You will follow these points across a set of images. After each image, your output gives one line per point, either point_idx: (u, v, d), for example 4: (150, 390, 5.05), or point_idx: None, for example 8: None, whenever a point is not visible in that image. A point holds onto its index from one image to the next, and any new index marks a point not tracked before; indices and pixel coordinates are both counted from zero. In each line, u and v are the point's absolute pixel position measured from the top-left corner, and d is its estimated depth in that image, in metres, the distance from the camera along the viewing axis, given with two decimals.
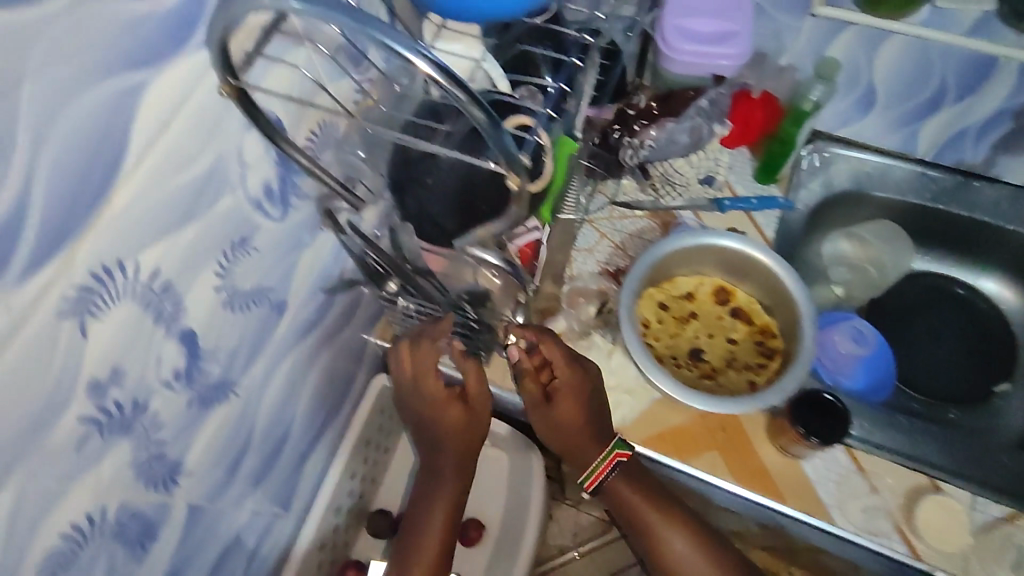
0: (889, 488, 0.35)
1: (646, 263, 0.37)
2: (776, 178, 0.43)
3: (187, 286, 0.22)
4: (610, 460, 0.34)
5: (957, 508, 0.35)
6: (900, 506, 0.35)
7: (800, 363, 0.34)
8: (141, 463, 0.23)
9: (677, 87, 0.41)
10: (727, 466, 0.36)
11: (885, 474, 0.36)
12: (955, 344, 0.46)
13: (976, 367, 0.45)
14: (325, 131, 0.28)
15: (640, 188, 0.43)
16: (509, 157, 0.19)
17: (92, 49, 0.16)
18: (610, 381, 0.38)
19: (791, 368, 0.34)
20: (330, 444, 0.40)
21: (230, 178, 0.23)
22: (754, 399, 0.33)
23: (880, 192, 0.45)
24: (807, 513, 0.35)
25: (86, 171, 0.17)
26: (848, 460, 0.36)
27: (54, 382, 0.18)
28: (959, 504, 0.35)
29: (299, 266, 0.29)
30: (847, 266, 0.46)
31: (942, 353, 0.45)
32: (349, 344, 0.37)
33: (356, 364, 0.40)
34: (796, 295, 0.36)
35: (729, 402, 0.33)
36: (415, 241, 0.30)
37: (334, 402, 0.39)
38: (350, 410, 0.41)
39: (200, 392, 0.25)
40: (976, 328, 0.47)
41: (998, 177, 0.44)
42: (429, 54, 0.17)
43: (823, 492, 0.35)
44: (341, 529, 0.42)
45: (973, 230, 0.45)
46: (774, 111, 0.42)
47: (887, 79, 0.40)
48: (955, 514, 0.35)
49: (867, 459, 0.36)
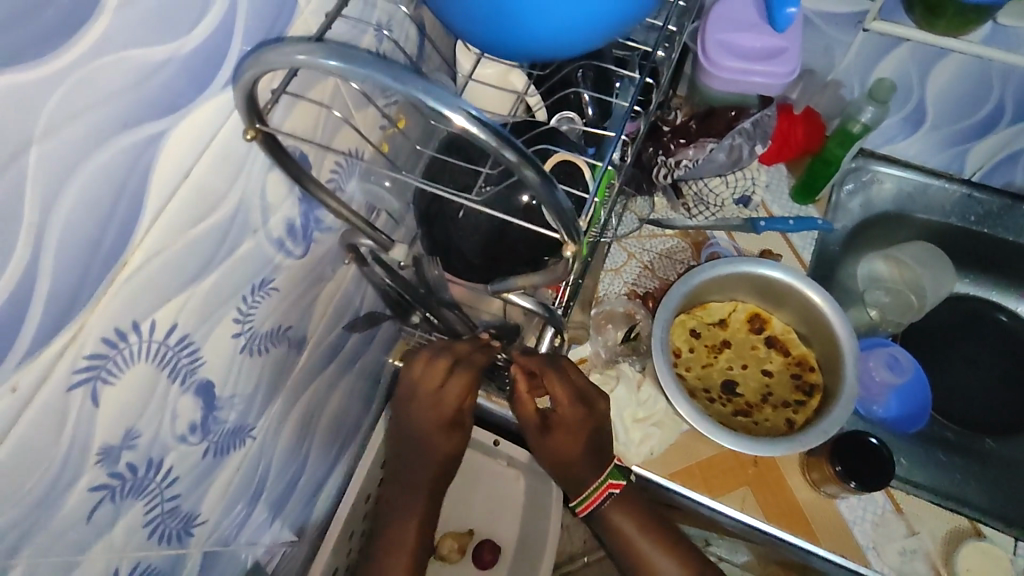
0: (927, 530, 0.34)
1: (681, 290, 0.35)
2: (814, 200, 0.42)
3: (205, 336, 0.21)
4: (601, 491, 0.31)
5: (998, 554, 0.33)
6: (939, 549, 0.33)
7: (845, 400, 0.32)
8: (155, 520, 0.22)
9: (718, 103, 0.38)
10: (758, 502, 0.34)
11: (924, 515, 0.34)
12: (994, 372, 0.44)
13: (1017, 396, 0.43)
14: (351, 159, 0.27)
15: (671, 206, 0.41)
16: (564, 217, 0.18)
17: (108, 104, 0.15)
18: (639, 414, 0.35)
19: (836, 406, 0.32)
20: (346, 468, 0.39)
21: (252, 221, 0.21)
22: (797, 440, 0.31)
23: (923, 214, 0.43)
24: (842, 556, 0.33)
25: (99, 235, 0.16)
26: (886, 500, 0.34)
27: (65, 454, 0.17)
28: (1001, 549, 0.34)
29: (319, 300, 0.28)
30: (885, 290, 0.43)
31: (980, 382, 0.44)
32: (367, 369, 0.36)
33: (374, 387, 0.38)
34: (839, 327, 0.34)
35: (770, 443, 0.31)
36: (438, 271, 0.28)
37: (350, 427, 0.37)
38: (367, 432, 0.40)
39: (217, 441, 0.24)
40: (1014, 355, 0.45)
41: None
42: (471, 110, 0.16)
43: (859, 533, 0.33)
44: None
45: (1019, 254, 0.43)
46: (815, 130, 0.40)
47: (939, 98, 0.38)
48: (996, 559, 0.33)
49: (905, 499, 0.34)
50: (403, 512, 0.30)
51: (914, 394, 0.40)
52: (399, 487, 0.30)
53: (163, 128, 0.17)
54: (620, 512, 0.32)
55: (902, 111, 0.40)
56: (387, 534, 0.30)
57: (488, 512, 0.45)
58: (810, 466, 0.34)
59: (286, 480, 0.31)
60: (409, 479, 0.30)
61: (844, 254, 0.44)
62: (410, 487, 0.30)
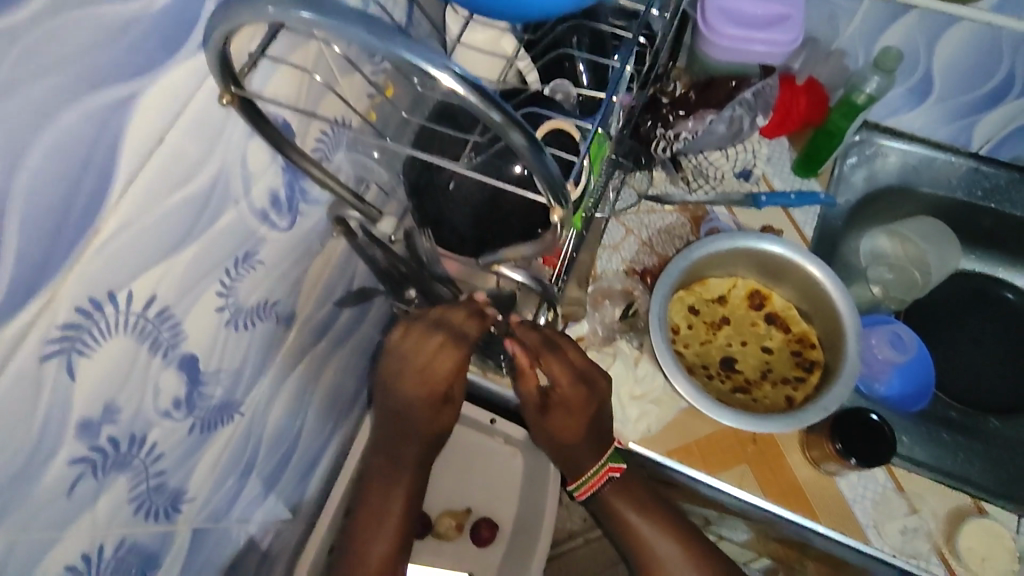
0: (929, 509, 0.33)
1: (679, 266, 0.34)
2: (818, 173, 0.41)
3: (187, 309, 0.20)
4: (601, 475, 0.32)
5: (1002, 532, 0.33)
6: (941, 527, 0.33)
7: (845, 377, 0.32)
8: (141, 496, 0.21)
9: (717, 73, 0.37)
10: (757, 480, 0.34)
11: (925, 494, 0.33)
12: (998, 351, 0.44)
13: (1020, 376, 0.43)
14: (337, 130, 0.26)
15: (670, 180, 0.40)
16: (552, 184, 0.17)
17: (73, 62, 0.14)
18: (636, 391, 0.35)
19: (835, 383, 0.32)
20: (341, 447, 0.39)
21: (233, 191, 0.21)
22: (794, 418, 0.31)
23: (928, 188, 0.42)
24: (842, 534, 0.32)
25: (68, 200, 0.15)
26: (887, 478, 0.34)
27: (40, 427, 0.17)
28: (1003, 527, 0.33)
29: (308, 275, 0.27)
30: (888, 266, 0.43)
31: (984, 361, 0.43)
32: (360, 346, 0.36)
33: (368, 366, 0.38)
34: (840, 303, 0.34)
35: (767, 420, 0.31)
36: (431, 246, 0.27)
37: (344, 405, 0.37)
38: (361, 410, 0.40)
39: (203, 417, 0.23)
40: (1018, 333, 0.44)
41: None
42: (458, 69, 0.15)
43: (859, 511, 0.33)
44: None
45: None
46: (818, 99, 0.39)
47: (946, 68, 0.37)
48: (999, 537, 0.33)
49: (906, 477, 0.34)
50: (390, 484, 0.30)
51: (917, 374, 0.39)
52: (388, 458, 0.30)
53: (135, 90, 0.16)
54: (617, 491, 0.33)
55: (908, 82, 0.39)
56: (374, 507, 0.31)
57: (484, 490, 0.45)
58: (810, 444, 0.33)
59: (277, 457, 0.30)
60: (396, 452, 0.30)
61: (845, 230, 0.43)
62: (398, 457, 0.30)
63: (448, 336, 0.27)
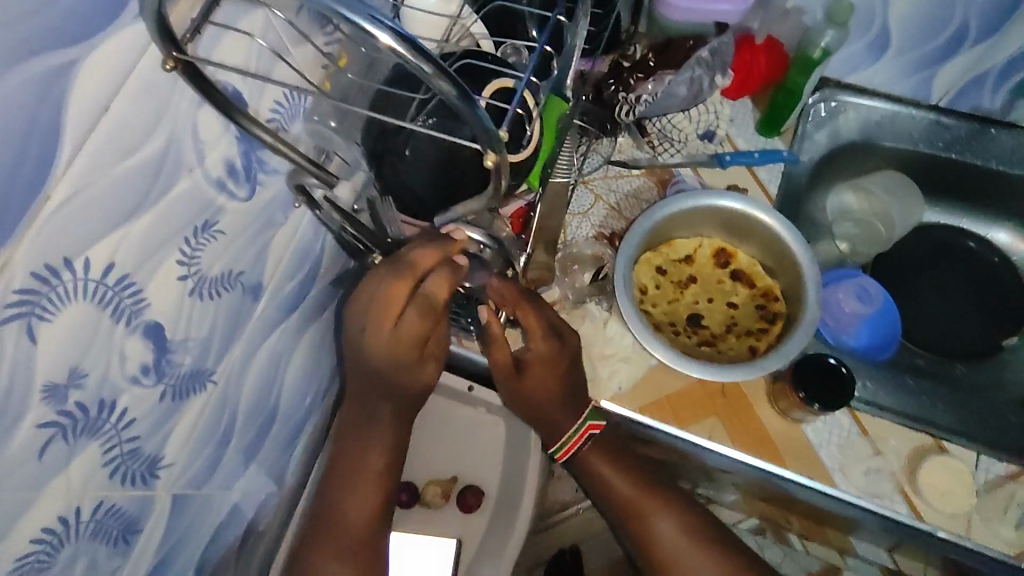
0: (892, 450, 0.34)
1: (643, 226, 0.35)
2: (780, 131, 0.41)
3: (147, 275, 0.21)
4: (582, 433, 0.33)
5: (962, 469, 0.34)
6: (903, 467, 0.34)
7: (805, 326, 0.33)
8: (115, 461, 0.22)
9: (677, 36, 0.38)
10: (727, 430, 0.34)
11: (888, 436, 0.35)
12: (964, 300, 0.44)
13: (986, 323, 0.44)
14: (293, 100, 0.26)
15: (636, 145, 0.41)
16: (487, 133, 0.17)
17: (11, 27, 0.15)
18: (607, 350, 0.36)
19: (796, 332, 0.33)
20: (324, 419, 0.39)
21: (186, 159, 0.21)
22: (756, 366, 0.32)
23: (891, 143, 0.43)
24: (809, 477, 0.34)
25: (15, 165, 0.16)
26: (850, 422, 0.35)
27: (6, 387, 0.17)
28: (965, 465, 0.34)
29: (273, 245, 0.28)
30: (853, 221, 0.44)
31: (950, 310, 0.44)
32: (336, 319, 0.36)
33: None
34: (800, 255, 0.34)
35: (730, 370, 0.32)
36: (394, 212, 0.29)
37: (324, 377, 0.38)
38: None
39: (174, 384, 0.24)
40: (984, 282, 0.45)
41: (1015, 124, 0.41)
42: (392, 24, 0.16)
43: (825, 456, 0.34)
44: None
45: (987, 181, 0.43)
46: (778, 57, 0.40)
47: (901, 21, 0.38)
48: (959, 474, 0.34)
49: (870, 422, 0.35)
50: (364, 456, 0.31)
51: (886, 322, 0.40)
52: (359, 430, 0.31)
53: (75, 58, 0.17)
54: (594, 451, 0.34)
55: (865, 38, 0.40)
56: (347, 480, 0.31)
57: (468, 460, 0.45)
58: (777, 394, 0.34)
59: (256, 428, 0.31)
60: (370, 425, 0.31)
61: (811, 187, 0.43)
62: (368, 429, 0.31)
63: (410, 279, 0.26)
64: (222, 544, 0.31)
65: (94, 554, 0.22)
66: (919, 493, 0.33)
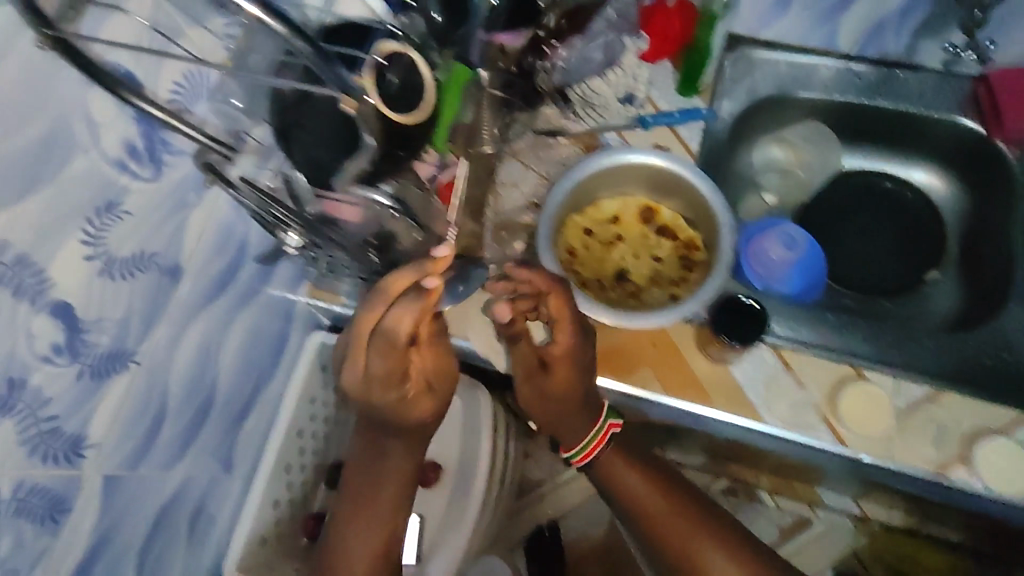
0: (815, 383, 0.36)
1: (563, 189, 0.36)
2: (699, 91, 0.42)
3: (47, 255, 0.22)
4: (605, 432, 0.37)
5: (880, 395, 0.35)
6: (826, 397, 0.35)
7: (719, 270, 0.34)
8: (32, 439, 0.23)
9: None
10: (658, 379, 0.36)
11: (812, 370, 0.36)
12: (888, 237, 0.46)
13: (907, 258, 0.46)
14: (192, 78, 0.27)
15: (561, 114, 0.41)
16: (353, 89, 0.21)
17: None
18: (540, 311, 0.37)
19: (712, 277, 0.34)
20: (271, 406, 0.40)
21: (77, 138, 0.22)
22: (674, 310, 0.33)
23: (805, 93, 0.44)
24: (738, 416, 0.35)
25: None
26: (775, 359, 0.36)
27: None
28: (884, 391, 0.35)
29: (187, 226, 0.28)
30: (779, 172, 0.47)
31: (874, 249, 0.46)
32: (271, 302, 0.36)
33: (285, 324, 0.39)
34: (714, 204, 0.36)
35: (650, 317, 0.33)
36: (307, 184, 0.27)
37: (264, 363, 0.38)
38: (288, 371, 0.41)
39: (92, 363, 0.24)
40: (905, 219, 0.47)
41: (921, 66, 0.43)
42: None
43: (752, 393, 0.35)
44: (298, 487, 0.41)
45: (900, 123, 0.44)
46: (689, 17, 0.41)
47: None
48: (878, 400, 0.35)
49: (794, 358, 0.36)
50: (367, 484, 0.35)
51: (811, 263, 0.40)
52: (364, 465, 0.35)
53: None
54: (608, 451, 0.38)
55: None
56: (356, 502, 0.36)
57: None
58: (703, 340, 0.36)
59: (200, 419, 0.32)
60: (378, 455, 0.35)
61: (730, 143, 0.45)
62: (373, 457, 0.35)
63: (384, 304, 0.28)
64: (167, 528, 0.32)
65: (20, 532, 0.23)
66: (842, 420, 0.35)
